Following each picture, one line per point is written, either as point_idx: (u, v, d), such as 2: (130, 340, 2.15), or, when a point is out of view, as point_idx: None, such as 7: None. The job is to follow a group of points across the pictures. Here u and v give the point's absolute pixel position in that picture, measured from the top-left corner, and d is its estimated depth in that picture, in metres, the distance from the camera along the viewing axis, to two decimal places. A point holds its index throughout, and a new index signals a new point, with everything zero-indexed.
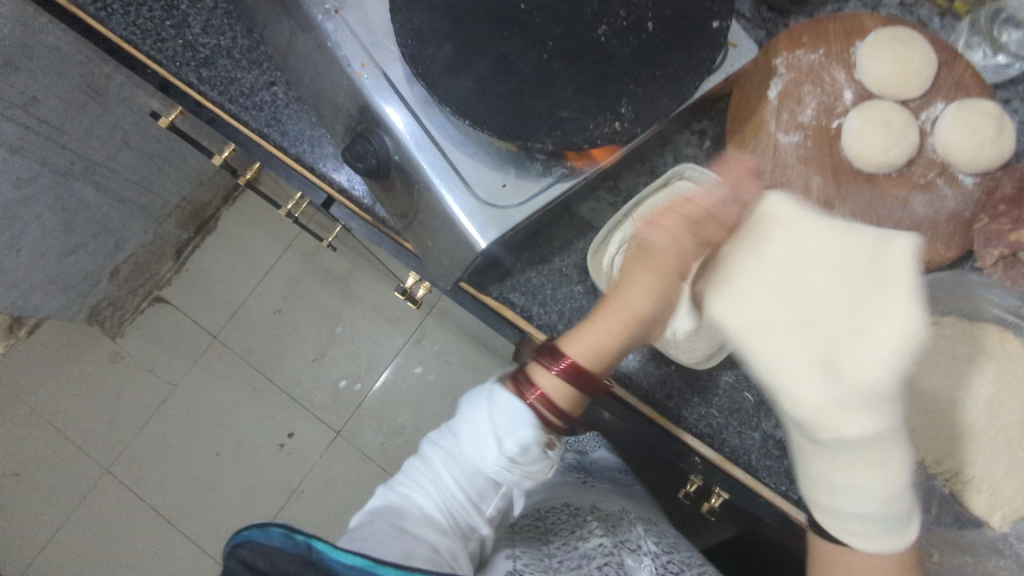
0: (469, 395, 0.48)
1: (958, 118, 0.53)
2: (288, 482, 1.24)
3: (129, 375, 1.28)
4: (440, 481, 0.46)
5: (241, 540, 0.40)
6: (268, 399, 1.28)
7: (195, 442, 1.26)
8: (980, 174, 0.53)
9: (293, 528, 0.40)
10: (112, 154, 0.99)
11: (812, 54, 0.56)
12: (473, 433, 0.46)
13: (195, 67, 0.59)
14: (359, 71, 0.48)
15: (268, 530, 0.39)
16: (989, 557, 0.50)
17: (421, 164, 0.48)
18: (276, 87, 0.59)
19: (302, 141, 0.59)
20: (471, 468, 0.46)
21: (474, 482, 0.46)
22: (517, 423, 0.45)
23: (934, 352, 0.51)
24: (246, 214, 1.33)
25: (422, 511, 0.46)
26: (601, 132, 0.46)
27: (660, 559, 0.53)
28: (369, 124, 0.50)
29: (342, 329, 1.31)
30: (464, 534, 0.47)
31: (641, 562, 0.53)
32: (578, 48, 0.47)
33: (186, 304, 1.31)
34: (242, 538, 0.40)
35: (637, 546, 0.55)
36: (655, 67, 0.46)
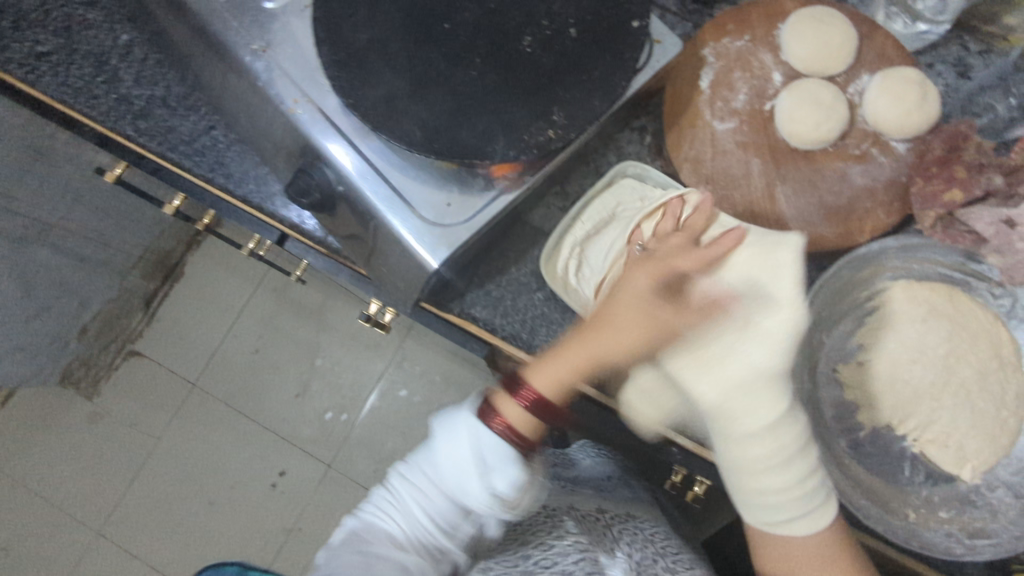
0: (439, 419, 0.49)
1: (883, 88, 0.54)
2: (284, 521, 1.23)
3: (110, 433, 1.26)
4: (407, 513, 0.47)
5: None
6: (255, 440, 1.27)
7: (185, 493, 1.24)
8: (911, 140, 0.55)
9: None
10: (66, 213, 0.98)
11: (738, 41, 0.57)
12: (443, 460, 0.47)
13: (131, 119, 0.59)
14: (293, 107, 0.49)
15: None
16: (964, 510, 0.52)
17: (365, 192, 0.48)
18: (216, 131, 0.59)
19: (247, 181, 0.59)
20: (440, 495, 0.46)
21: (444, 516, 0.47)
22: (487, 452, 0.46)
23: (889, 317, 0.54)
24: (212, 256, 1.32)
25: (390, 534, 0.47)
26: (537, 141, 0.46)
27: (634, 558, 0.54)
28: (310, 157, 0.50)
29: (323, 360, 1.30)
30: (433, 557, 0.48)
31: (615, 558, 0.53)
32: (504, 61, 0.47)
33: (160, 354, 1.29)
34: None
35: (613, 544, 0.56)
36: (582, 72, 0.47)
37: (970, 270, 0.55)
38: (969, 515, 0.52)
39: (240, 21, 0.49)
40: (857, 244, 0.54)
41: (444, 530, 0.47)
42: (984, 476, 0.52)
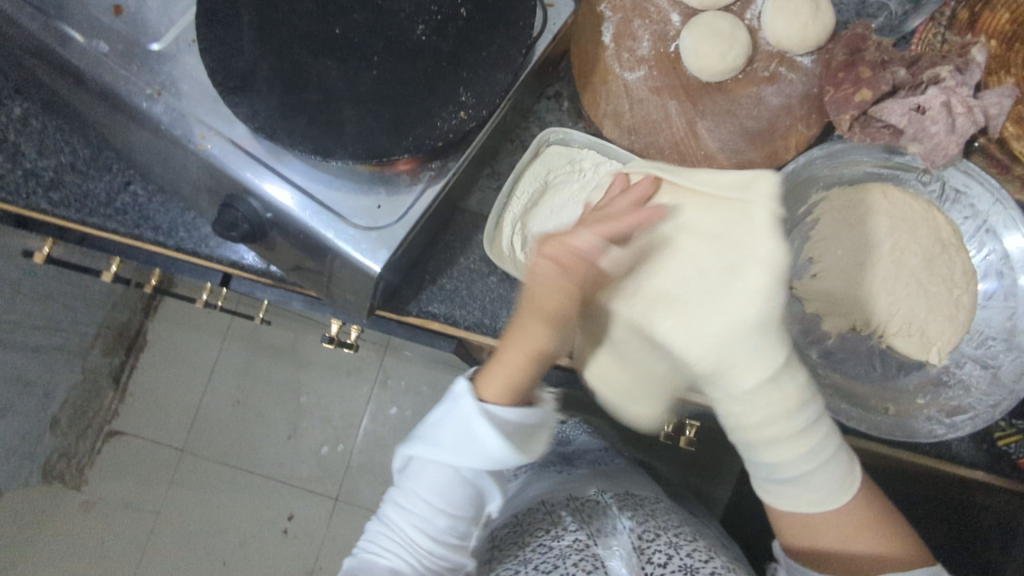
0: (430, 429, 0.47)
1: (777, 9, 0.55)
2: (304, 563, 1.22)
3: (107, 517, 1.23)
4: (404, 529, 0.47)
5: None
6: (257, 491, 1.25)
7: (198, 559, 1.22)
8: (814, 52, 0.56)
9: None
10: (6, 306, 0.94)
11: None
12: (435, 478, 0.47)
13: (43, 192, 0.57)
14: (202, 143, 0.48)
15: None
16: (939, 393, 0.53)
17: (294, 213, 0.48)
18: (134, 185, 0.58)
19: (178, 230, 0.57)
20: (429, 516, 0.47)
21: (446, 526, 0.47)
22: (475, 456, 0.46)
23: (832, 226, 0.56)
24: (172, 318, 1.30)
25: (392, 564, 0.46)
26: (449, 126, 0.46)
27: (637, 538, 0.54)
28: (231, 187, 0.49)
29: (307, 397, 1.28)
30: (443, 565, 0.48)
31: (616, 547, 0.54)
32: (401, 53, 0.47)
33: (141, 427, 1.26)
34: None
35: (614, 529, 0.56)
36: (481, 49, 0.47)
37: (896, 163, 0.55)
38: (944, 396, 0.53)
39: (128, 68, 0.48)
40: (783, 161, 0.55)
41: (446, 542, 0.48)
42: (951, 355, 0.54)
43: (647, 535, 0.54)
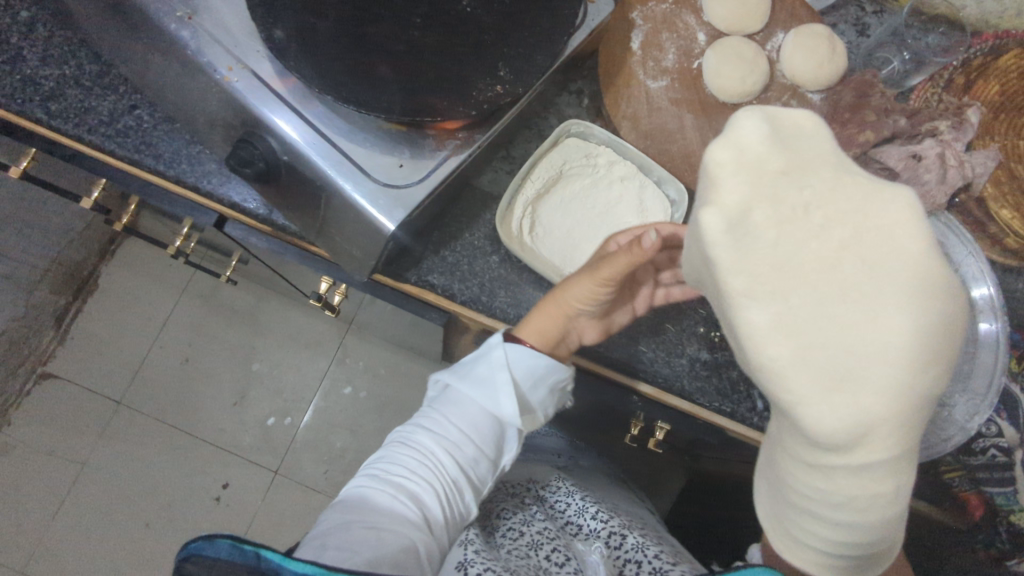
0: (469, 384, 0.52)
1: (796, 44, 0.58)
2: (232, 535, 1.17)
3: (26, 463, 1.15)
4: (428, 459, 0.49)
5: (186, 555, 0.38)
6: (192, 455, 1.20)
7: (119, 519, 1.16)
8: (824, 91, 0.59)
9: (242, 537, 0.38)
10: None
11: (663, 4, 0.60)
12: (458, 413, 0.51)
13: (41, 101, 0.54)
14: (228, 76, 0.47)
15: (215, 541, 0.37)
16: None
17: (314, 160, 0.47)
18: (139, 110, 0.55)
19: (179, 161, 0.55)
20: (459, 454, 0.50)
21: (477, 466, 0.51)
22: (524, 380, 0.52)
23: None
24: (128, 265, 1.25)
25: (415, 496, 0.47)
26: (485, 97, 0.46)
27: (605, 536, 0.62)
28: (251, 124, 0.48)
29: (260, 365, 1.25)
30: (457, 520, 0.50)
31: (587, 543, 0.61)
32: (444, 21, 0.47)
33: (78, 374, 1.20)
34: (186, 551, 0.38)
35: (582, 529, 0.64)
36: (524, 29, 0.48)
37: None
38: None
39: None
40: None
41: (466, 485, 0.50)
42: None
43: (615, 536, 0.61)
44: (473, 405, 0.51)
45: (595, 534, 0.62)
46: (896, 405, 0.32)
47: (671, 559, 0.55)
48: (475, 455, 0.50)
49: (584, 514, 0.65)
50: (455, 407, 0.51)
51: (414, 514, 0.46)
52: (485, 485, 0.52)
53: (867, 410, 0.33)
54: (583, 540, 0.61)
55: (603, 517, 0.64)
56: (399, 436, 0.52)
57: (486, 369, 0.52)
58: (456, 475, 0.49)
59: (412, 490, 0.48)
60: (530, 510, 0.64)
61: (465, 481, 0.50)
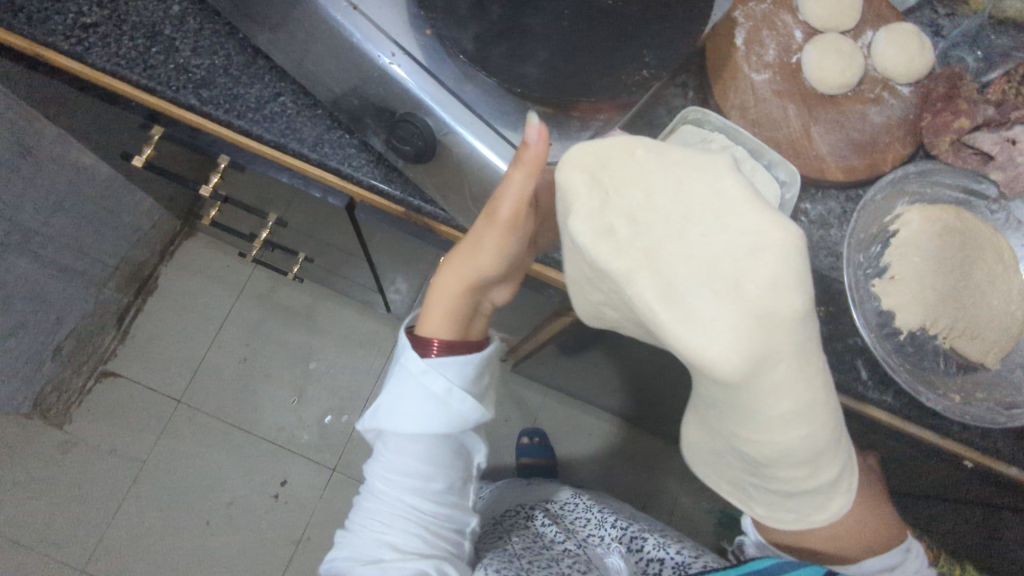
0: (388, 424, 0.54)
1: (889, 41, 0.63)
2: (290, 532, 1.17)
3: (88, 460, 1.17)
4: (398, 504, 0.53)
5: None
6: (251, 452, 1.21)
7: (178, 516, 1.16)
8: (912, 83, 0.64)
9: None
10: (48, 218, 0.94)
11: (763, 4, 0.65)
12: (407, 460, 0.53)
13: (193, 89, 0.58)
14: (391, 60, 0.50)
15: None
16: (1000, 389, 0.60)
17: (470, 139, 0.51)
18: (284, 97, 0.59)
19: (321, 145, 0.58)
20: (423, 490, 0.53)
21: (447, 492, 0.55)
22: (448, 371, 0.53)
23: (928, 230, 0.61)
24: (188, 266, 1.28)
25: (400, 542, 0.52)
26: (633, 80, 0.51)
27: (623, 538, 0.68)
28: (409, 105, 0.52)
29: (317, 363, 1.27)
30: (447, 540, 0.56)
31: (609, 548, 0.67)
32: (590, 12, 0.52)
33: (139, 373, 1.22)
34: None
35: (601, 539, 0.70)
36: (664, 20, 0.52)
37: (973, 190, 0.63)
38: (1000, 393, 0.60)
39: None
40: (882, 172, 0.62)
41: (446, 508, 0.55)
42: (1004, 361, 0.60)
43: (634, 537, 0.67)
44: (409, 443, 0.53)
45: (614, 540, 0.68)
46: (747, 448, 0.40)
47: (692, 553, 0.59)
48: (437, 487, 0.54)
49: (603, 526, 0.72)
50: (394, 453, 0.53)
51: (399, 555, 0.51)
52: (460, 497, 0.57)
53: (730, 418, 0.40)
54: (603, 548, 0.67)
55: (622, 525, 0.70)
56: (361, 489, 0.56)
57: (406, 388, 0.53)
58: (427, 513, 0.54)
59: (395, 540, 0.52)
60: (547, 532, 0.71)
61: (442, 510, 0.55)
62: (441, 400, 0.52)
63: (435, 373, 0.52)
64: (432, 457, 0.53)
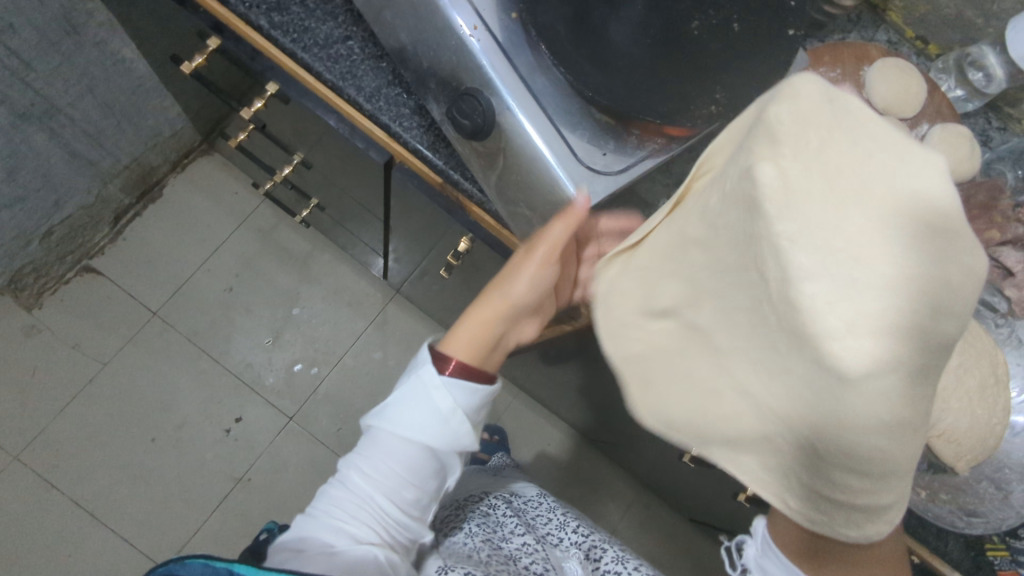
0: (388, 411, 0.53)
1: (941, 138, 0.65)
2: (233, 470, 1.16)
3: (50, 350, 1.15)
4: (368, 496, 0.51)
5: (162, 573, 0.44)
6: (215, 381, 1.20)
7: (126, 426, 1.15)
8: (953, 185, 0.65)
9: (211, 557, 0.45)
10: (74, 99, 0.92)
11: (832, 73, 0.66)
12: (390, 452, 0.51)
13: (266, 11, 0.57)
14: (471, 33, 0.51)
15: (188, 561, 0.44)
16: (960, 495, 0.61)
17: (528, 129, 0.51)
18: (353, 42, 0.58)
19: (377, 98, 0.58)
20: (393, 487, 0.51)
21: (418, 502, 0.53)
22: (452, 388, 0.52)
23: None
24: (198, 183, 1.26)
25: (354, 537, 0.50)
26: (700, 113, 0.51)
27: (583, 545, 0.70)
28: (478, 81, 0.51)
29: (300, 311, 1.26)
30: (403, 546, 0.53)
31: (568, 551, 0.69)
32: (675, 37, 0.52)
33: (121, 276, 1.20)
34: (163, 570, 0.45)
35: (558, 539, 0.72)
36: (745, 63, 0.52)
37: (983, 300, 0.64)
38: (962, 498, 0.61)
39: None
40: None
41: (411, 516, 0.53)
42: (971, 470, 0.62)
43: (593, 548, 0.69)
44: (399, 434, 0.51)
45: (574, 543, 0.70)
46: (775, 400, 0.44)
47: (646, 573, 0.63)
48: (411, 489, 0.52)
49: (563, 527, 0.73)
50: (381, 440, 0.52)
51: (353, 545, 0.49)
52: (427, 513, 0.55)
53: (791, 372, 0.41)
54: (562, 549, 0.69)
55: (582, 531, 0.72)
56: (331, 479, 0.54)
57: (411, 393, 0.52)
58: (393, 516, 0.52)
59: (351, 531, 0.50)
60: (510, 522, 0.72)
61: (405, 517, 0.52)
62: (448, 402, 0.51)
63: (447, 392, 0.51)
64: (412, 465, 0.51)
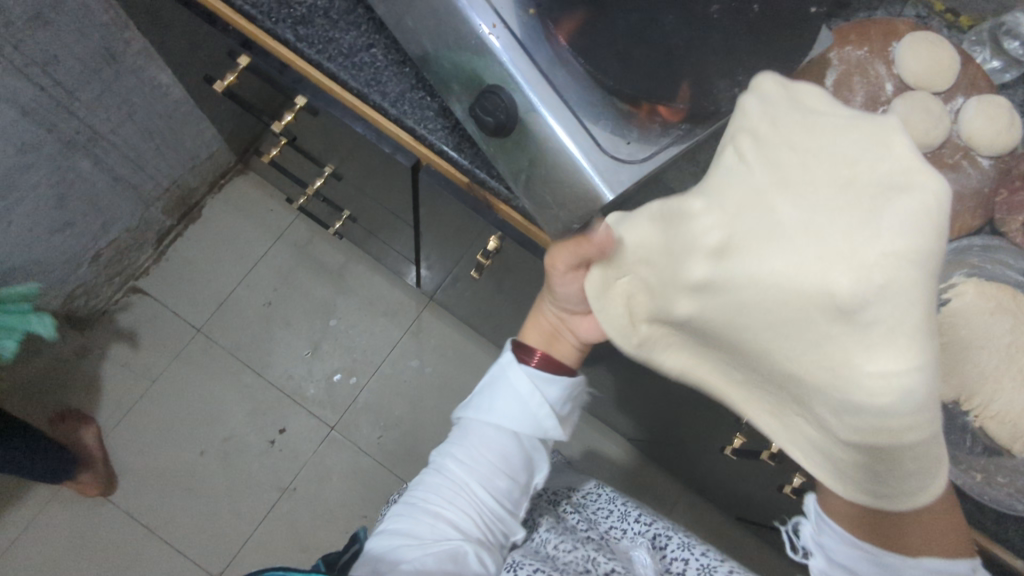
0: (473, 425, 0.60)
1: (980, 111, 0.62)
2: (279, 480, 1.18)
3: (101, 369, 1.19)
4: (463, 477, 0.57)
5: None
6: (257, 394, 1.23)
7: (175, 440, 1.18)
8: (994, 157, 0.63)
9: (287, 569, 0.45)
10: (115, 126, 0.97)
11: (859, 51, 0.65)
12: (483, 434, 0.59)
13: (292, 25, 0.59)
14: (490, 31, 0.51)
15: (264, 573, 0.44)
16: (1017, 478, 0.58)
17: (550, 122, 0.51)
18: (376, 49, 0.60)
19: (402, 103, 0.59)
20: (488, 473, 0.57)
21: (511, 496, 0.59)
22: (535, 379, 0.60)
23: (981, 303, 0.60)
24: (235, 202, 1.30)
25: (453, 523, 0.55)
26: (723, 97, 0.51)
27: (651, 533, 0.66)
28: (499, 78, 0.52)
29: (337, 322, 1.28)
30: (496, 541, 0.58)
31: (636, 540, 0.66)
32: (693, 21, 0.52)
33: (166, 295, 1.25)
34: None
35: (623, 531, 0.69)
36: (766, 43, 0.52)
37: None
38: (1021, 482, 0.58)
39: None
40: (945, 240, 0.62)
41: (501, 513, 0.58)
42: None
43: (659, 535, 0.65)
44: (501, 413, 0.59)
45: (638, 532, 0.67)
46: (907, 242, 0.36)
47: (716, 557, 0.60)
48: (503, 482, 0.58)
49: (625, 517, 0.71)
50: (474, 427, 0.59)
51: (451, 529, 0.55)
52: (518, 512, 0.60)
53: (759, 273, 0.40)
54: (626, 542, 0.67)
55: (645, 519, 0.69)
56: (402, 500, 0.58)
57: (489, 389, 0.61)
58: (487, 504, 0.57)
59: (449, 516, 0.55)
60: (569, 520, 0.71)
61: (497, 508, 0.58)
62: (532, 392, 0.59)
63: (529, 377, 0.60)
64: (504, 453, 0.58)
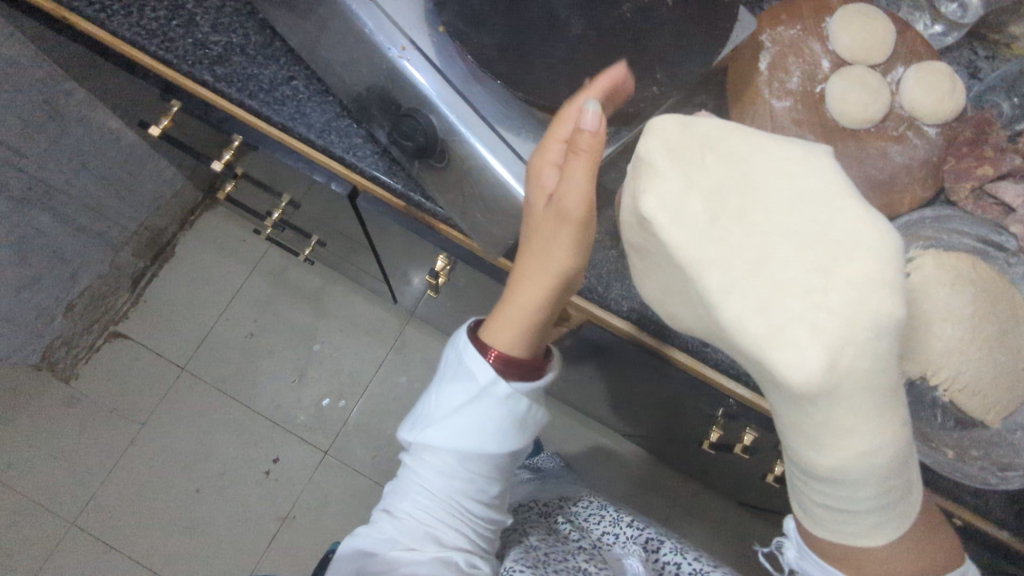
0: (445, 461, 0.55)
1: (919, 78, 0.61)
2: (277, 509, 1.18)
3: (89, 417, 1.20)
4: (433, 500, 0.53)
5: None
6: (247, 426, 1.23)
7: (170, 481, 1.18)
8: (940, 125, 0.61)
9: None
10: (69, 177, 0.97)
11: (791, 30, 0.63)
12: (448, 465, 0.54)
13: (209, 65, 0.58)
14: (400, 55, 0.50)
15: None
16: (992, 449, 0.57)
17: (470, 140, 0.50)
18: (296, 81, 0.59)
19: (328, 132, 0.58)
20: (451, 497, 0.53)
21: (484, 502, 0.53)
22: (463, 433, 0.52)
23: None
24: (206, 237, 1.30)
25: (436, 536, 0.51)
26: (642, 95, 0.50)
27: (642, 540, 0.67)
28: (415, 100, 0.51)
29: (320, 346, 1.28)
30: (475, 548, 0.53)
31: (630, 547, 0.66)
32: (605, 23, 0.51)
33: (146, 336, 1.25)
34: None
35: (614, 537, 0.69)
36: (681, 36, 0.51)
37: (993, 241, 0.59)
38: (996, 454, 0.57)
39: None
40: (897, 215, 0.61)
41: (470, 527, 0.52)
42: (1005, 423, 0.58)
43: (652, 540, 0.66)
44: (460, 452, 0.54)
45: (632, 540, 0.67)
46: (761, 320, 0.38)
47: (709, 564, 0.59)
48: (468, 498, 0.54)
49: (617, 523, 0.71)
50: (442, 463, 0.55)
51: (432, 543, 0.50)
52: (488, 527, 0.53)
53: (839, 365, 0.35)
54: (618, 547, 0.66)
55: (636, 524, 0.70)
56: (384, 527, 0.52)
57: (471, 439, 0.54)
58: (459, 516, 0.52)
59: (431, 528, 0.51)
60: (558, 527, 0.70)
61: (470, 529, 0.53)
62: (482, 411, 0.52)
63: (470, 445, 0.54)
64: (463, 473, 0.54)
